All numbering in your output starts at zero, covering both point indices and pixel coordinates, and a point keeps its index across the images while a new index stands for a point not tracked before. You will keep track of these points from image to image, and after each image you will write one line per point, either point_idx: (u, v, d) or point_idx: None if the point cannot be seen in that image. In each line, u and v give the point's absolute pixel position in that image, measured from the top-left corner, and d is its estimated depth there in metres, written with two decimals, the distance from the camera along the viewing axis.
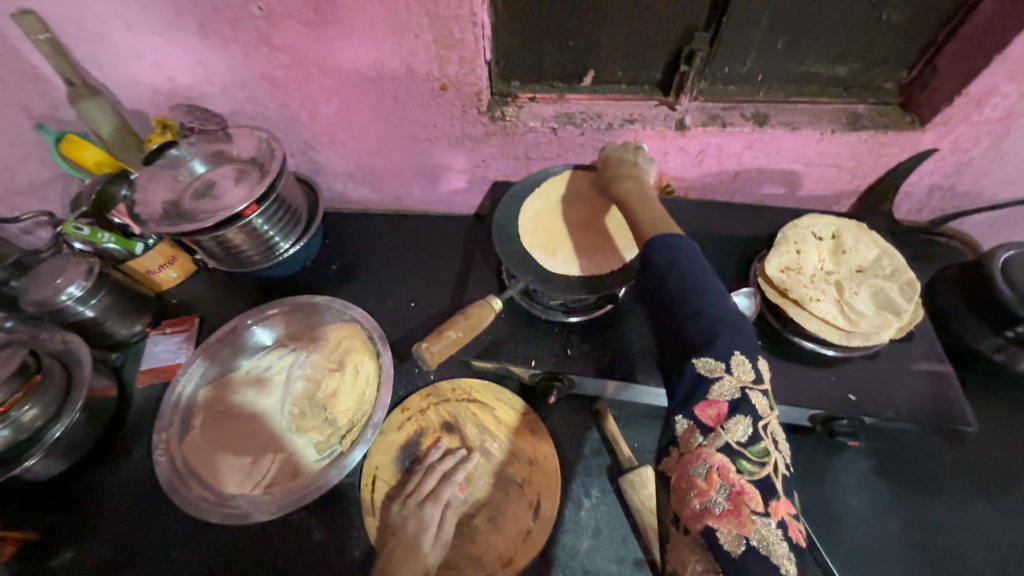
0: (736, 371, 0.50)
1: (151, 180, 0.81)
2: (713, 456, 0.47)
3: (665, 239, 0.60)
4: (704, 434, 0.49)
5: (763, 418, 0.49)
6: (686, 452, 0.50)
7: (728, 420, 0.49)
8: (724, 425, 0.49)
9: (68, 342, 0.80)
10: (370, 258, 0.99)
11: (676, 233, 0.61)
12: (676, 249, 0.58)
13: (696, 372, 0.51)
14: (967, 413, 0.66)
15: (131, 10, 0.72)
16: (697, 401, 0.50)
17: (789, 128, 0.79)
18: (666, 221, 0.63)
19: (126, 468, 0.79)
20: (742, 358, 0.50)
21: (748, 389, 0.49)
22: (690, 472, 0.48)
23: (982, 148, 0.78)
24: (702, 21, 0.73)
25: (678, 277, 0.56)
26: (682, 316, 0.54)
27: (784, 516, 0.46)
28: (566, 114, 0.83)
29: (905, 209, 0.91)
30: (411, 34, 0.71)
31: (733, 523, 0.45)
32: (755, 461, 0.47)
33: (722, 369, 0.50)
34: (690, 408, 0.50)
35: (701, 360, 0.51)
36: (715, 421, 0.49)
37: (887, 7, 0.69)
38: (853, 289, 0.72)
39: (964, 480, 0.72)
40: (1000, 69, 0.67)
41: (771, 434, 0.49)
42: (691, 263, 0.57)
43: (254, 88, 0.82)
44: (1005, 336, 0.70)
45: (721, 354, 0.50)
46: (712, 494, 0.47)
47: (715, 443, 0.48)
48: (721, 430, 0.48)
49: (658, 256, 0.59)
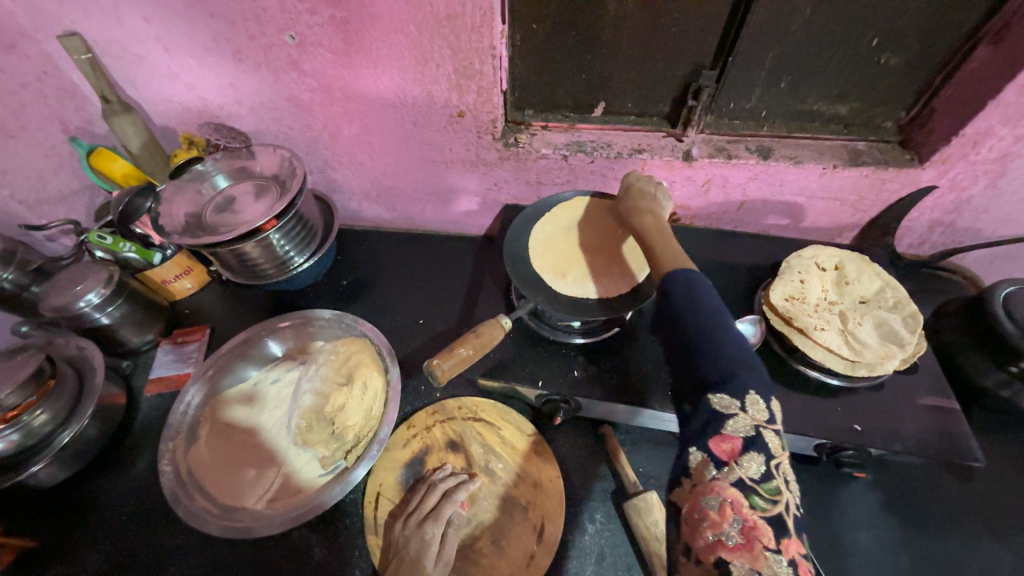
0: (750, 411, 0.51)
1: (176, 194, 0.85)
2: (726, 490, 0.49)
3: (682, 275, 0.62)
4: (718, 467, 0.50)
5: (775, 457, 0.50)
6: (698, 483, 0.51)
7: (743, 456, 0.50)
8: (739, 460, 0.50)
9: (83, 348, 0.82)
10: (381, 275, 1.01)
11: (692, 267, 0.62)
12: (691, 286, 0.60)
13: (710, 406, 0.52)
14: (974, 449, 0.66)
15: (170, 35, 0.76)
16: (711, 435, 0.51)
17: (793, 162, 0.81)
18: (682, 258, 0.65)
19: (130, 478, 0.79)
20: (757, 398, 0.51)
21: (762, 429, 0.50)
22: (703, 504, 0.49)
23: (981, 187, 0.80)
24: (709, 60, 0.77)
25: (696, 316, 0.57)
26: (694, 349, 0.56)
27: (795, 555, 0.47)
28: (577, 143, 0.86)
29: (907, 242, 0.93)
30: (433, 63, 0.75)
31: (746, 557, 0.46)
32: (767, 497, 0.48)
33: (736, 407, 0.51)
34: (704, 441, 0.51)
35: (716, 397, 0.52)
36: (729, 456, 0.50)
37: (885, 51, 0.73)
38: (857, 319, 0.73)
39: (974, 516, 0.71)
40: (995, 113, 0.69)
41: (782, 473, 0.50)
42: (709, 299, 0.59)
43: (280, 110, 0.85)
44: (1008, 371, 0.71)
45: (736, 392, 0.51)
46: (725, 527, 0.47)
47: (729, 477, 0.49)
48: (736, 465, 0.50)
49: (676, 293, 0.60)
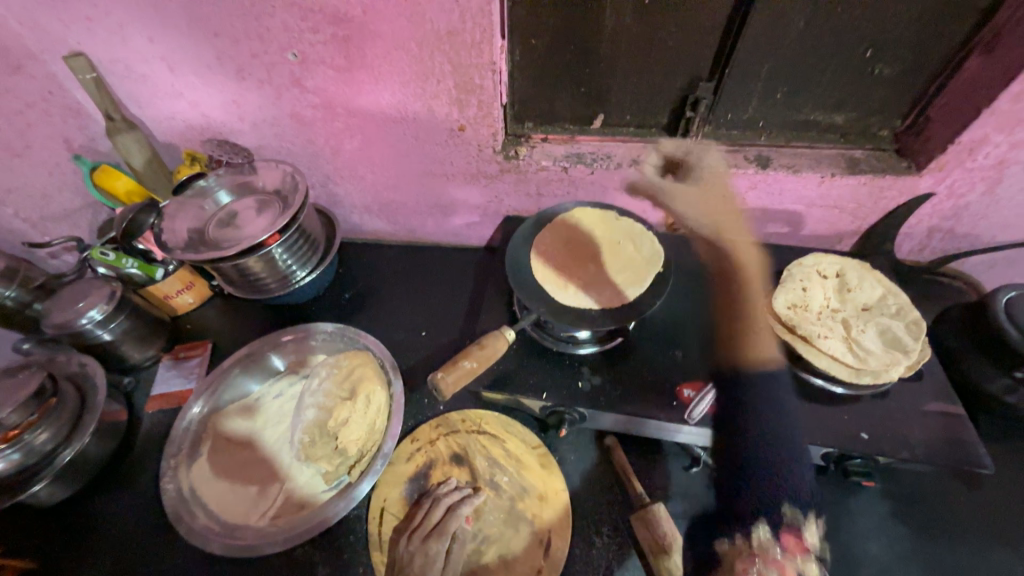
0: (812, 530, 0.57)
1: (179, 210, 0.85)
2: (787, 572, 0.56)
3: (765, 374, 0.69)
4: (784, 551, 0.56)
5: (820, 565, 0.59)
6: (759, 553, 0.57)
7: (809, 555, 0.56)
8: (805, 557, 0.56)
9: (85, 365, 0.81)
10: (383, 289, 1.01)
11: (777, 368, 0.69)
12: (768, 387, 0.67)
13: (758, 537, 0.58)
14: (984, 456, 0.65)
15: (174, 54, 0.77)
16: (790, 527, 0.57)
17: (791, 171, 0.82)
18: (757, 335, 0.74)
19: (131, 496, 0.78)
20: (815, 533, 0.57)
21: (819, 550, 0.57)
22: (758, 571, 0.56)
23: (978, 193, 0.81)
24: (706, 72, 0.78)
25: (765, 430, 0.63)
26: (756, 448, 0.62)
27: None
28: (576, 154, 0.87)
29: (906, 249, 0.94)
30: (434, 79, 0.76)
31: None
32: None
33: (806, 520, 0.58)
34: (781, 531, 0.57)
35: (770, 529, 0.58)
36: (798, 549, 0.56)
37: (878, 62, 0.74)
38: (860, 327, 0.73)
39: (985, 524, 0.70)
40: (990, 122, 0.70)
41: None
42: (773, 402, 0.66)
43: (282, 126, 0.86)
44: (1013, 377, 0.71)
45: (806, 512, 0.58)
46: None
47: (791, 565, 0.56)
48: (801, 559, 0.56)
49: (752, 389, 0.67)
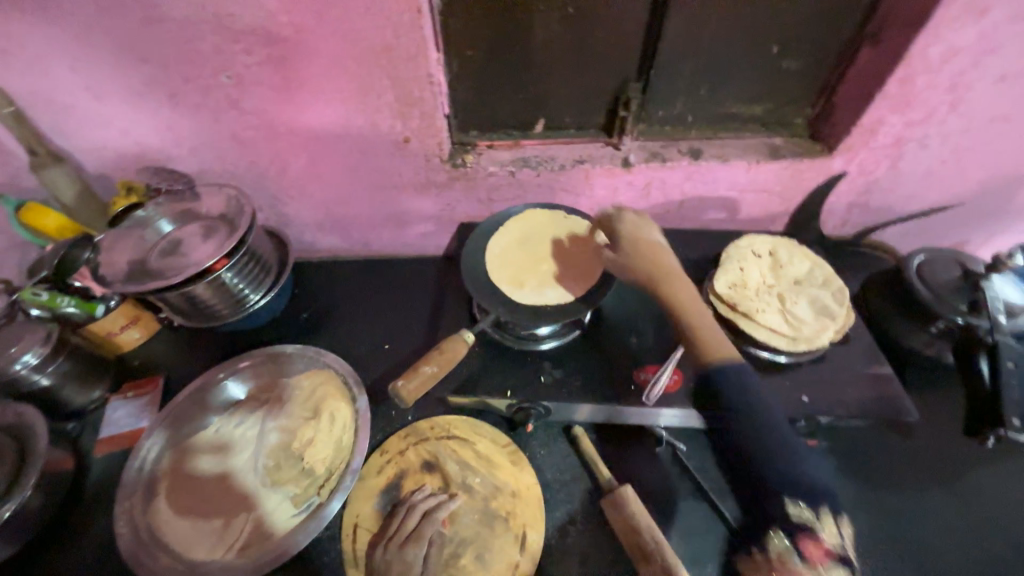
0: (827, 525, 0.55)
1: (116, 242, 0.82)
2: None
3: (733, 366, 0.62)
4: (803, 561, 0.55)
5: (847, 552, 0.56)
6: (778, 568, 0.56)
7: (829, 561, 0.55)
8: (825, 565, 0.55)
9: (23, 414, 0.76)
10: (341, 305, 1.00)
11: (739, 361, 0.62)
12: (740, 382, 0.61)
13: (788, 516, 0.56)
14: (911, 407, 0.72)
15: (101, 83, 0.75)
16: (806, 542, 0.54)
17: (720, 161, 0.88)
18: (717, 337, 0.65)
19: (83, 546, 0.74)
20: (829, 513, 0.56)
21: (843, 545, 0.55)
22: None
23: (885, 169, 0.90)
24: (634, 73, 0.83)
25: (757, 426, 0.59)
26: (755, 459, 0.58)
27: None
28: (521, 159, 0.90)
29: (831, 225, 1.02)
30: (374, 94, 0.77)
31: None
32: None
33: (814, 519, 0.55)
34: (796, 543, 0.55)
35: (796, 508, 0.56)
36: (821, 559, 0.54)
37: (786, 57, 0.81)
38: (794, 299, 0.79)
39: (919, 468, 0.76)
40: (884, 105, 0.78)
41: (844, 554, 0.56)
42: (766, 408, 0.60)
43: (223, 149, 0.85)
44: (931, 333, 0.79)
45: (815, 507, 0.55)
46: None
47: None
48: (823, 568, 0.55)
49: (728, 388, 0.61)
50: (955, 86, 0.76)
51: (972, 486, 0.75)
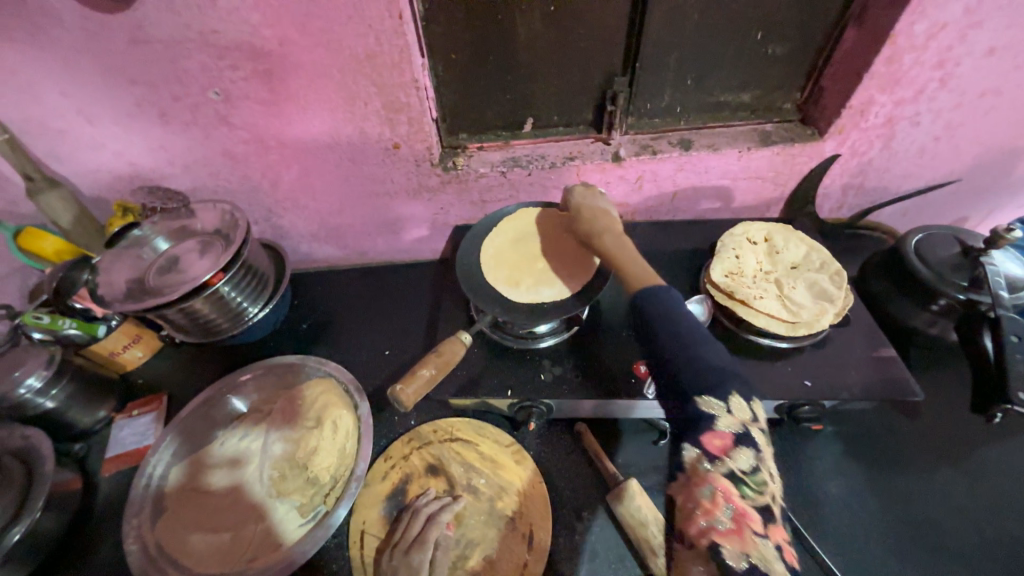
0: (735, 410, 0.54)
1: (114, 262, 0.83)
2: (718, 480, 0.53)
3: (655, 288, 0.64)
4: (710, 460, 0.54)
5: (761, 449, 0.55)
6: (692, 476, 0.54)
7: (733, 450, 0.54)
8: (729, 454, 0.54)
9: (29, 437, 0.77)
10: (341, 314, 1.00)
11: (661, 286, 0.64)
12: (666, 297, 0.63)
13: (697, 408, 0.54)
14: (914, 386, 0.72)
15: (91, 106, 0.76)
16: (704, 432, 0.53)
17: (711, 150, 0.88)
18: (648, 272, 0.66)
19: (93, 567, 0.74)
20: (740, 399, 0.54)
21: (748, 427, 0.54)
22: (696, 494, 0.53)
23: (878, 150, 0.89)
24: (619, 68, 0.83)
25: (671, 331, 0.59)
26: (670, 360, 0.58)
27: (779, 539, 0.52)
28: (512, 158, 0.90)
29: (827, 208, 1.01)
30: (361, 102, 0.77)
31: (735, 540, 0.51)
32: (754, 487, 0.53)
33: (722, 408, 0.54)
34: (698, 437, 0.54)
35: (703, 399, 0.55)
36: (721, 450, 0.53)
37: (770, 43, 0.81)
38: (791, 284, 0.78)
39: (927, 449, 0.75)
40: (872, 85, 0.78)
41: (766, 464, 0.55)
42: (683, 317, 0.61)
43: (215, 165, 0.86)
44: (932, 311, 0.78)
45: (722, 395, 0.54)
46: (717, 513, 0.52)
47: (721, 469, 0.53)
48: (727, 459, 0.54)
49: (648, 306, 0.62)
50: (943, 62, 0.76)
51: (983, 464, 0.74)
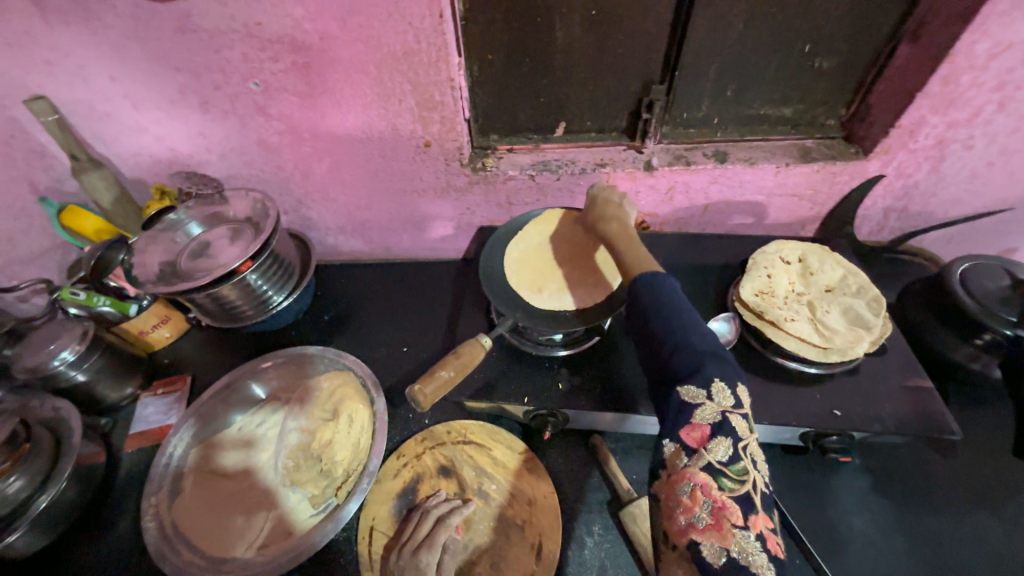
0: (717, 398, 0.54)
1: (149, 244, 0.85)
2: (696, 475, 0.51)
3: (651, 277, 0.65)
4: (688, 455, 0.53)
5: (743, 440, 0.53)
6: (672, 472, 0.53)
7: (711, 441, 0.52)
8: (707, 446, 0.52)
9: (60, 409, 0.79)
10: (362, 308, 1.01)
11: (658, 271, 0.65)
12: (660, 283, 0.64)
13: (680, 397, 0.55)
14: (953, 423, 0.68)
15: (137, 91, 0.78)
16: (681, 425, 0.54)
17: (747, 163, 0.86)
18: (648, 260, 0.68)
19: (111, 539, 0.76)
20: (723, 386, 0.54)
21: (726, 416, 0.53)
22: (677, 490, 0.52)
23: (925, 172, 0.85)
24: (657, 75, 0.82)
25: (660, 317, 0.61)
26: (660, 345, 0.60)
27: (765, 530, 0.48)
28: (542, 162, 0.89)
29: (866, 230, 0.98)
30: (395, 99, 0.78)
31: (714, 536, 0.48)
32: (735, 478, 0.50)
33: (703, 396, 0.54)
34: (676, 431, 0.54)
35: (685, 388, 0.55)
36: (699, 443, 0.53)
37: (817, 56, 0.78)
38: (825, 308, 0.75)
39: (962, 491, 0.72)
40: (925, 104, 0.74)
41: (751, 455, 0.52)
42: (678, 306, 0.61)
43: (250, 154, 0.87)
44: (976, 345, 0.74)
45: (702, 383, 0.55)
46: (696, 509, 0.49)
47: (698, 462, 0.52)
48: (705, 451, 0.52)
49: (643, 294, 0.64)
50: (1004, 84, 0.72)
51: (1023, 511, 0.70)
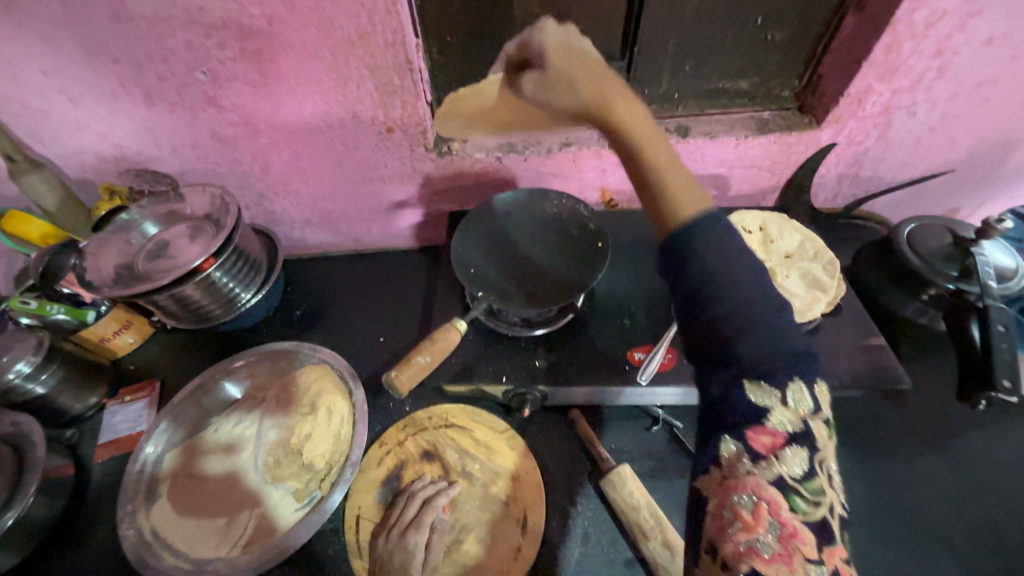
0: (794, 401, 0.50)
1: (101, 246, 0.82)
2: (762, 488, 0.47)
3: (699, 223, 0.56)
4: (753, 459, 0.48)
5: (819, 451, 0.49)
6: (728, 477, 0.49)
7: (784, 450, 0.49)
8: (778, 454, 0.48)
9: (19, 424, 0.76)
10: (335, 301, 0.99)
11: (707, 210, 0.57)
12: (719, 223, 0.57)
13: (746, 397, 0.50)
14: (901, 373, 0.73)
15: (73, 85, 0.74)
16: (753, 426, 0.49)
17: (708, 137, 0.88)
18: (688, 188, 0.59)
19: (88, 551, 0.74)
20: (801, 389, 0.50)
21: (807, 423, 0.49)
22: (732, 501, 0.48)
23: (874, 139, 0.89)
24: (617, 52, 0.82)
25: (735, 306, 0.52)
26: (698, 288, 0.54)
27: (841, 567, 0.45)
28: (508, 144, 0.89)
29: (822, 198, 1.02)
30: (353, 84, 0.76)
31: (783, 567, 0.44)
32: (810, 499, 0.47)
33: (780, 398, 0.50)
34: (743, 432, 0.49)
35: (757, 385, 0.50)
36: (767, 449, 0.49)
37: (770, 28, 0.80)
38: (785, 273, 0.79)
39: (915, 436, 0.77)
40: (871, 73, 0.77)
41: (827, 471, 0.49)
42: (750, 287, 0.53)
43: (203, 148, 0.84)
44: (923, 299, 0.79)
45: (779, 383, 0.50)
46: (759, 531, 0.45)
47: (765, 473, 0.48)
48: (775, 459, 0.48)
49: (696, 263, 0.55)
50: (942, 51, 0.75)
51: (967, 450, 0.76)
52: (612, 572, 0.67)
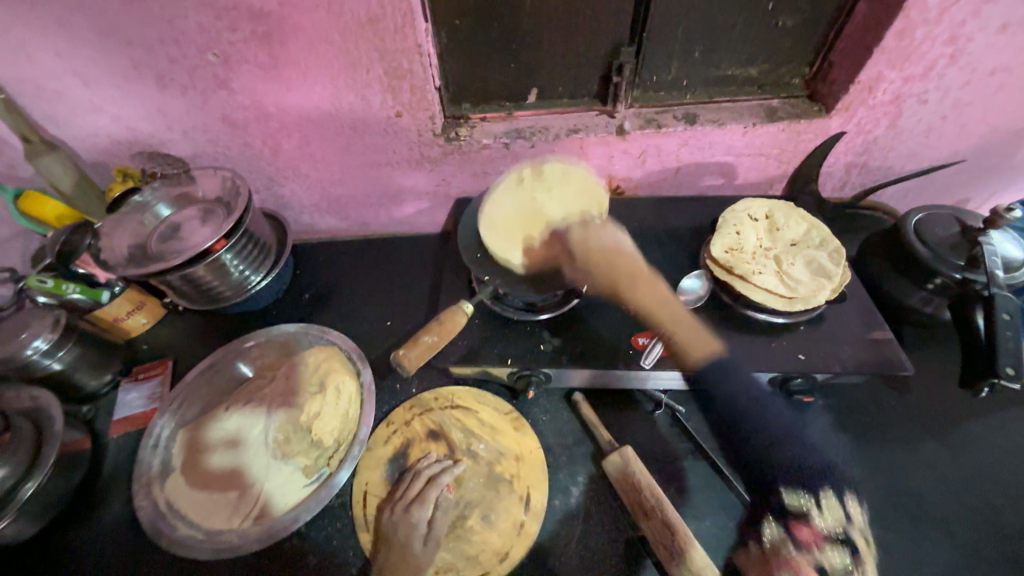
0: (826, 513, 0.68)
1: (115, 227, 0.83)
2: (803, 566, 0.64)
3: (715, 364, 0.70)
4: (796, 547, 0.66)
5: (857, 553, 0.66)
6: (777, 555, 0.66)
7: (824, 547, 0.66)
8: (822, 548, 0.65)
9: (37, 398, 0.78)
10: (343, 285, 1.01)
11: (718, 355, 0.71)
12: (727, 368, 0.71)
13: (785, 502, 0.68)
14: (904, 359, 0.73)
15: (87, 67, 0.75)
16: (796, 523, 0.67)
17: (716, 125, 0.88)
18: (698, 337, 0.72)
19: (104, 521, 0.76)
20: (833, 503, 0.68)
21: (843, 531, 0.67)
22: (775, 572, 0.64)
23: (884, 127, 0.88)
24: (626, 38, 0.82)
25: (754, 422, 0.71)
26: (725, 409, 0.73)
27: None
28: (516, 130, 0.89)
29: (830, 187, 1.01)
30: (363, 68, 0.76)
31: None
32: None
33: (813, 503, 0.68)
34: (788, 526, 0.67)
35: (791, 492, 0.69)
36: (808, 542, 0.65)
37: (781, 14, 0.80)
38: (790, 260, 0.79)
39: (916, 423, 0.78)
40: (882, 59, 0.77)
41: (857, 553, 0.66)
42: (759, 410, 0.71)
43: (215, 131, 0.85)
44: (928, 289, 0.79)
45: (812, 493, 0.68)
46: None
47: (806, 557, 0.65)
48: (818, 551, 0.65)
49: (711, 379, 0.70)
50: (955, 38, 0.75)
51: (968, 437, 0.76)
52: (613, 549, 0.69)
